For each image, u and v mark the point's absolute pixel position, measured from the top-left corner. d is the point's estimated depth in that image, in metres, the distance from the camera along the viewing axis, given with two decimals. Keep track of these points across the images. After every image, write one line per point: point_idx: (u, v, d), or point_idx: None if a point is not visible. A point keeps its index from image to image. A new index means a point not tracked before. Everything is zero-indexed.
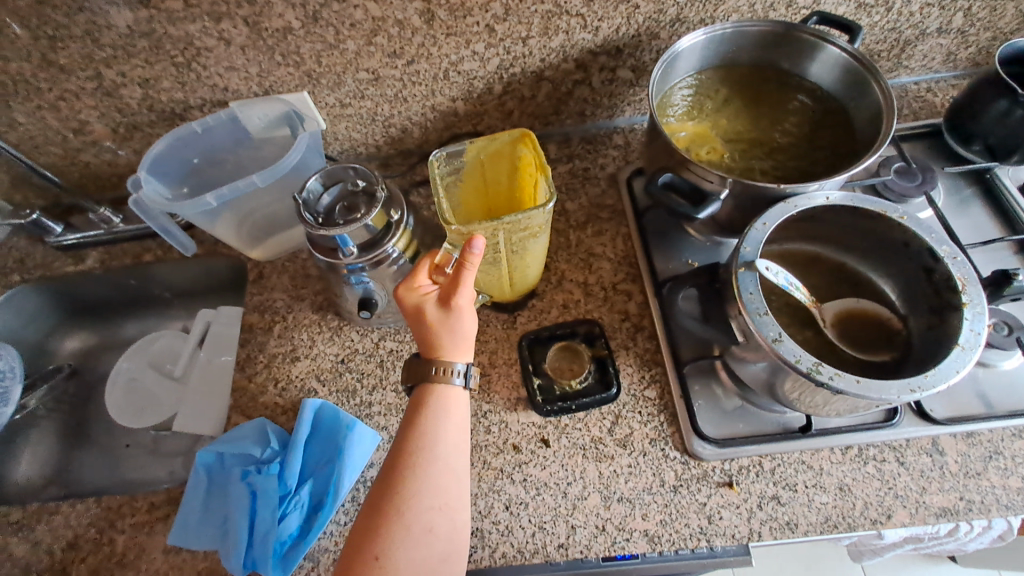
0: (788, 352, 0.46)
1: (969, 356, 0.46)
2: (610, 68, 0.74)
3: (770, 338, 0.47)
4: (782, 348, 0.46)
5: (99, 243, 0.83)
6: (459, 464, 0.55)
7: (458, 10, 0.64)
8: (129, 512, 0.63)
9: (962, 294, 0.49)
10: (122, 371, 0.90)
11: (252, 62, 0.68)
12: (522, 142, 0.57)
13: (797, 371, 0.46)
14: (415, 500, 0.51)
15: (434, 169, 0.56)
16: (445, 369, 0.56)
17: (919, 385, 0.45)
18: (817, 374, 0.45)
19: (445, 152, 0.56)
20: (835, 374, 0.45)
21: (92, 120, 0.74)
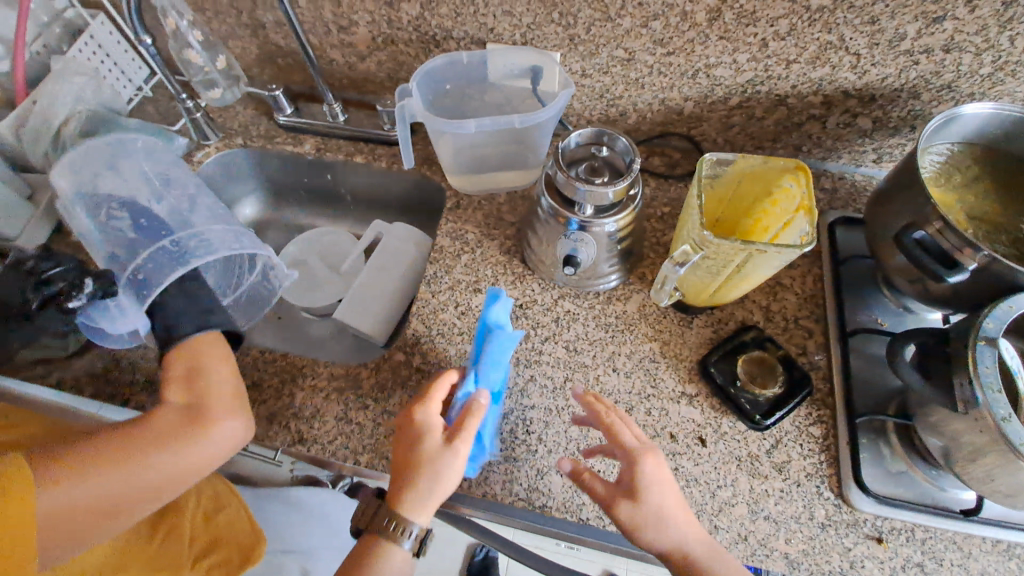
0: (1016, 434, 0.47)
1: None
2: (853, 113, 0.74)
3: (999, 415, 0.47)
4: (1010, 428, 0.47)
5: (317, 133, 0.90)
6: (447, 467, 0.56)
7: (745, 17, 0.66)
8: (310, 376, 0.69)
9: None
10: (290, 254, 0.97)
11: (530, 13, 0.72)
12: (795, 176, 0.54)
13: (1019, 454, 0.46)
14: (409, 485, 0.55)
15: (700, 168, 0.54)
16: (399, 528, 0.55)
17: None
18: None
19: (716, 157, 0.54)
20: None
21: (360, 23, 0.80)
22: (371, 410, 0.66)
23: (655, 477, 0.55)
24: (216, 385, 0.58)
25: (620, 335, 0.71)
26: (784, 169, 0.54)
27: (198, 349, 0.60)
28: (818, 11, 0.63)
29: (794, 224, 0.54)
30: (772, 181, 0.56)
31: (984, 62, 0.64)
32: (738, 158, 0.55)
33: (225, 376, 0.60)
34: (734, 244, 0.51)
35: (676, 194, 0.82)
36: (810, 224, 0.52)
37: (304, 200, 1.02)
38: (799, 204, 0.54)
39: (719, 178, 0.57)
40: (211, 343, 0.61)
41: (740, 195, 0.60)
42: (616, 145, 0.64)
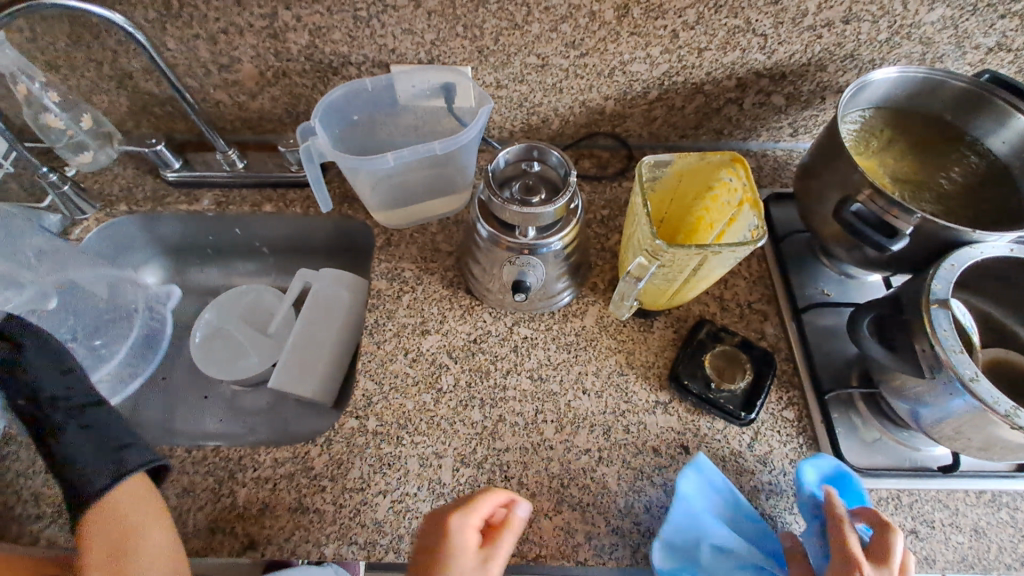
0: (986, 393, 0.47)
1: None
2: (767, 92, 0.75)
3: (967, 376, 0.48)
4: (980, 388, 0.47)
5: (214, 185, 0.81)
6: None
7: (653, 10, 0.64)
8: (252, 464, 0.61)
9: None
10: (206, 322, 0.86)
11: (432, 29, 0.67)
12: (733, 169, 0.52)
13: (994, 412, 0.47)
14: None
15: (639, 172, 0.52)
16: None
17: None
18: (1015, 417, 0.46)
19: (653, 160, 0.52)
20: None
21: (244, 59, 0.72)
22: (329, 489, 0.59)
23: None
24: (145, 557, 0.51)
25: (584, 353, 0.67)
26: (720, 162, 0.53)
27: (124, 513, 0.52)
28: None
29: (740, 217, 0.53)
30: (710, 175, 0.55)
31: (880, 30, 0.66)
32: (675, 157, 0.53)
33: (158, 544, 0.52)
34: (687, 249, 0.49)
35: (612, 196, 0.79)
36: (757, 217, 0.50)
37: (214, 259, 0.91)
38: (742, 198, 0.53)
39: (658, 179, 0.55)
40: (138, 488, 0.54)
41: (682, 193, 0.58)
42: (548, 159, 0.60)
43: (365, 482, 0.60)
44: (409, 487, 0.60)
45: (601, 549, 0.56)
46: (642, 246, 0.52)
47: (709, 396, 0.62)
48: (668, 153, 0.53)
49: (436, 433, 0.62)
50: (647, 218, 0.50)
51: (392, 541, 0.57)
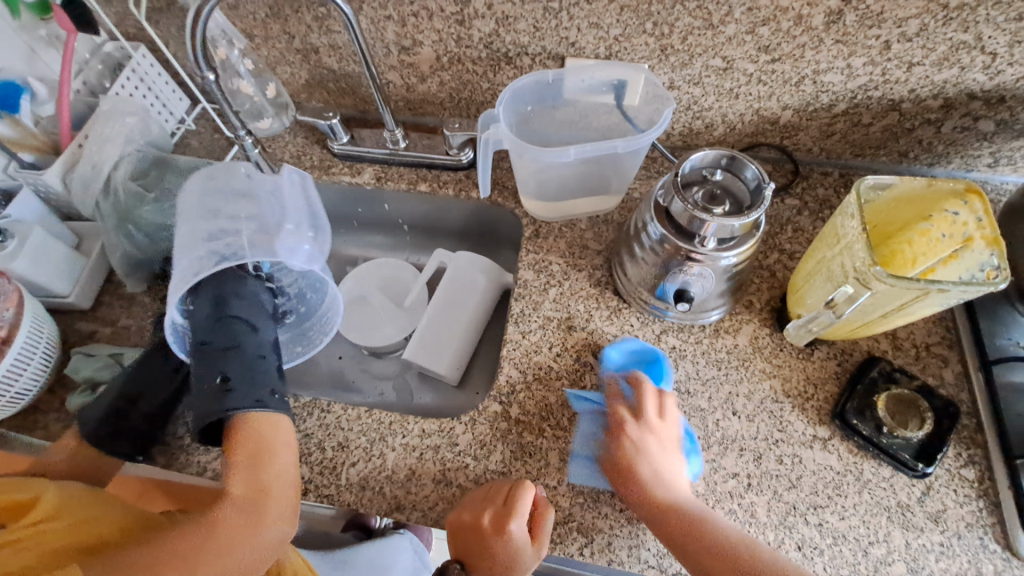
0: None
1: None
2: (975, 116, 0.67)
3: None
4: None
5: (375, 161, 0.85)
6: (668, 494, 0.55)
7: (869, 18, 0.60)
8: (401, 432, 0.63)
9: None
10: (347, 289, 0.91)
11: (620, 24, 0.66)
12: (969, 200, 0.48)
13: None
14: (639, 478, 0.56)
15: (856, 192, 0.49)
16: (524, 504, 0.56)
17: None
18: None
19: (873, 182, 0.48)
20: None
21: (425, 43, 0.74)
22: (472, 468, 0.61)
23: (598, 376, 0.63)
24: (280, 475, 0.53)
25: (735, 373, 0.64)
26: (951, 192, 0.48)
27: (268, 437, 0.54)
28: (957, 8, 0.57)
29: (967, 254, 0.48)
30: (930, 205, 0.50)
31: None
32: (896, 181, 0.50)
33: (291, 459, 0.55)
34: (911, 281, 0.45)
35: (774, 211, 0.75)
36: (998, 257, 0.46)
37: (358, 231, 0.96)
38: (976, 232, 0.48)
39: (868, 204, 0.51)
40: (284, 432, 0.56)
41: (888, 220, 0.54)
42: (743, 173, 0.58)
43: (506, 468, 0.61)
44: (548, 480, 0.60)
45: None
46: (847, 273, 0.49)
47: (882, 441, 0.58)
48: (890, 176, 0.50)
49: (577, 431, 0.62)
50: (865, 244, 0.47)
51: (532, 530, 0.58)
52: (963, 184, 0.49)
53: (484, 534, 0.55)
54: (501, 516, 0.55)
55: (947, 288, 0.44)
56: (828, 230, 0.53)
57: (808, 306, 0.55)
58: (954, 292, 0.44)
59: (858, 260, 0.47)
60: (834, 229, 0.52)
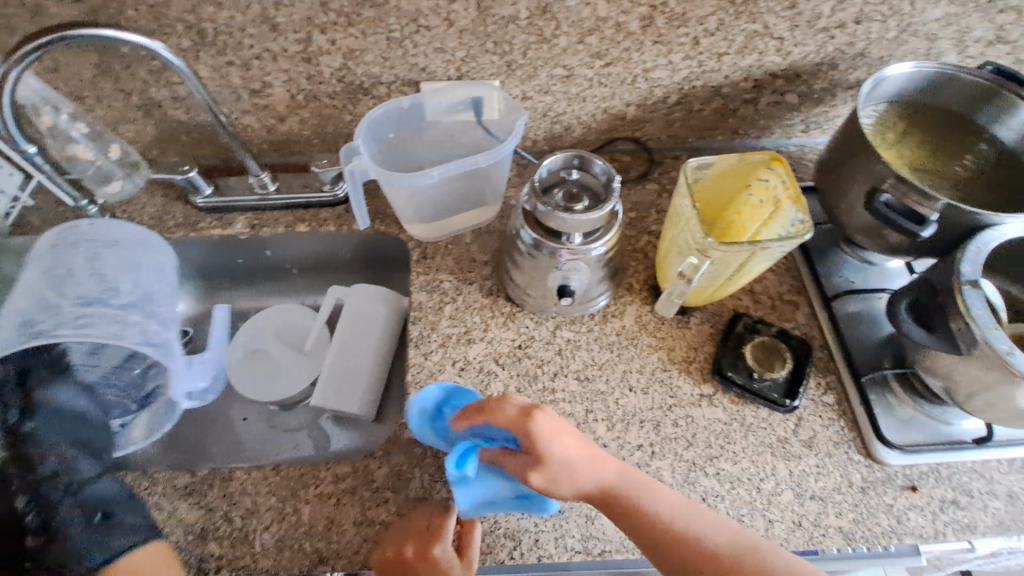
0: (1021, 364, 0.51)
1: None
2: (781, 91, 0.78)
3: (1003, 351, 0.51)
4: (1015, 360, 0.51)
5: (247, 208, 0.82)
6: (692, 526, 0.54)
7: (676, 19, 0.67)
8: (312, 482, 0.62)
9: None
10: (240, 343, 0.88)
11: (464, 46, 0.69)
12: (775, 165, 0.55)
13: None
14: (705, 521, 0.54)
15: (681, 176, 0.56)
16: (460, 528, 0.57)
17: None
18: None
19: (697, 162, 0.55)
20: None
21: (276, 84, 0.73)
22: (393, 500, 0.61)
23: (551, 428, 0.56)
24: None
25: (627, 351, 0.69)
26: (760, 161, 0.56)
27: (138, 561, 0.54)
28: (742, 4, 0.66)
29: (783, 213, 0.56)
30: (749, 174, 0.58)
31: (887, 29, 0.70)
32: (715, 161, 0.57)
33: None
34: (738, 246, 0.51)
35: (638, 198, 0.82)
36: (802, 211, 0.54)
37: (244, 283, 0.92)
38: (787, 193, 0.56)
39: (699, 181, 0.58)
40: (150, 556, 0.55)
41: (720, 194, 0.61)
42: (591, 168, 0.63)
43: (427, 492, 0.61)
44: None
45: None
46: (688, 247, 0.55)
47: (754, 387, 0.65)
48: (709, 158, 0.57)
49: None
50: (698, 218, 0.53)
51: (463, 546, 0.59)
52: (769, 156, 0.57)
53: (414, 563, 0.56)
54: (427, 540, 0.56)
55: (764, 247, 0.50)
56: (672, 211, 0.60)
57: (670, 279, 0.61)
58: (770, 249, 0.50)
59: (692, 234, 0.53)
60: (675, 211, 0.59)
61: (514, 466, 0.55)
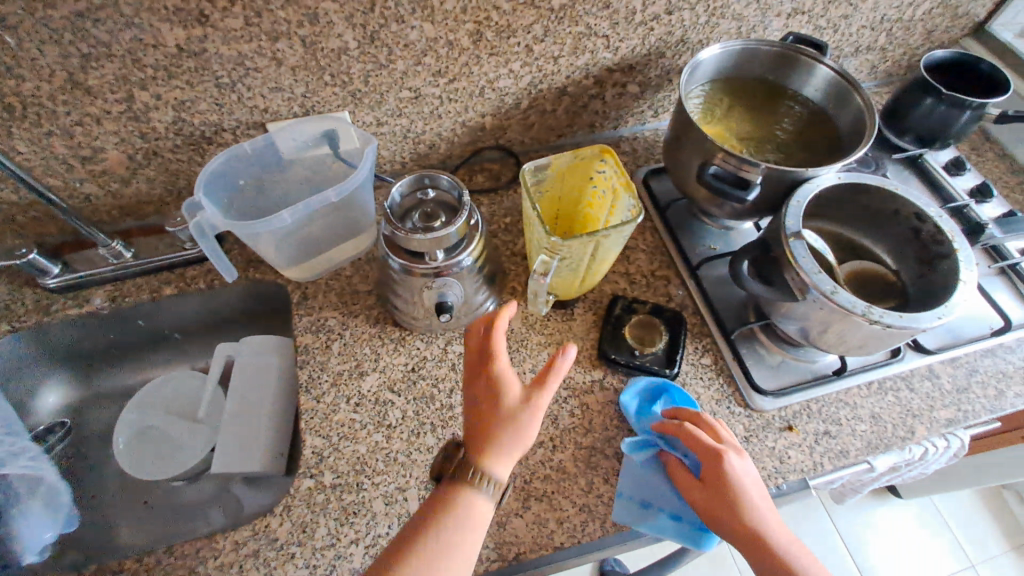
0: (845, 300, 0.56)
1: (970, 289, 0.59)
2: (622, 83, 0.83)
3: (828, 290, 0.57)
4: (839, 297, 0.56)
5: (105, 281, 0.77)
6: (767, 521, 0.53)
7: (504, 31, 0.69)
8: (211, 556, 0.59)
9: (953, 242, 0.62)
10: (129, 421, 0.82)
11: (300, 83, 0.68)
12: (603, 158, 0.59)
13: (855, 314, 0.56)
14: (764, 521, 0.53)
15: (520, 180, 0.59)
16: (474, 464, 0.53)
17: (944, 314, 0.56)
18: (869, 315, 0.56)
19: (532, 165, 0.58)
20: (882, 313, 0.56)
21: (108, 147, 0.69)
22: (300, 555, 0.59)
23: (744, 472, 0.55)
24: None
25: (518, 353, 0.71)
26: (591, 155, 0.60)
27: None
28: (561, 9, 0.69)
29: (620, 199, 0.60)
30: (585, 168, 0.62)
31: (699, 15, 0.76)
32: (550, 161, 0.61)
33: None
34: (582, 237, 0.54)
35: (511, 203, 0.85)
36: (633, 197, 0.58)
37: (122, 358, 0.85)
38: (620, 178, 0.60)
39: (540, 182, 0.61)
40: None
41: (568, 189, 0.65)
42: (441, 183, 0.64)
43: (335, 536, 0.60)
44: (380, 529, 0.60)
45: (573, 529, 0.60)
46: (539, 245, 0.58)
47: (636, 365, 0.68)
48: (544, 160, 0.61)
49: (395, 469, 0.63)
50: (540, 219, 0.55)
51: None
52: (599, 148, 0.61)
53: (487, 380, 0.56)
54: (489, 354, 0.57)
55: (603, 234, 0.54)
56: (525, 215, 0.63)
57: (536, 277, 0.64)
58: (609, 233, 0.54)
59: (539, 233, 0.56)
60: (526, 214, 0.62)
61: (687, 482, 0.58)
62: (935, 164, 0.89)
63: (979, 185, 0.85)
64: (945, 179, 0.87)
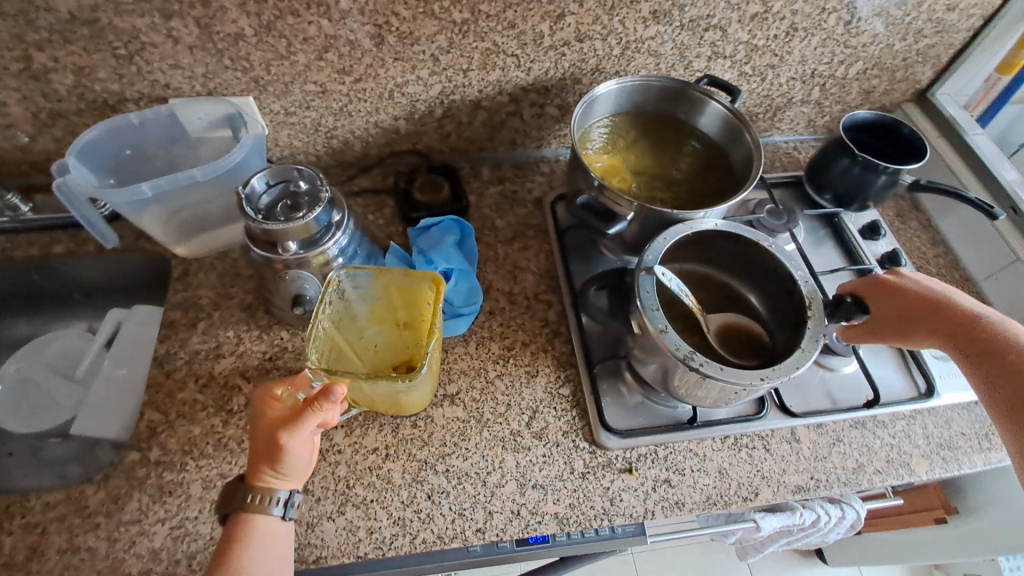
0: (670, 341, 0.56)
1: (808, 357, 0.57)
2: (539, 104, 0.83)
3: (658, 328, 0.56)
4: (666, 337, 0.56)
5: (0, 231, 0.78)
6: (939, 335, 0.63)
7: (406, 38, 0.71)
8: (19, 512, 0.58)
9: (809, 309, 0.60)
10: (16, 371, 0.85)
11: (199, 63, 0.69)
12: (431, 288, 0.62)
13: (676, 356, 0.55)
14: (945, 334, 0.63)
15: (330, 285, 0.61)
16: (265, 499, 0.53)
17: (768, 376, 0.55)
18: (690, 360, 0.55)
19: (352, 272, 0.62)
20: (704, 361, 0.55)
21: (10, 102, 0.71)
22: (105, 524, 0.58)
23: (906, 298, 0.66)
24: None
25: None
26: (424, 283, 0.63)
27: None
28: (463, 23, 0.70)
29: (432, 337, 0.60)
30: (420, 294, 0.64)
31: (612, 46, 0.76)
32: (375, 275, 0.63)
33: None
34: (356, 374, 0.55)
35: None
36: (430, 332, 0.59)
37: None
38: (434, 315, 0.61)
39: (367, 291, 0.64)
40: None
41: (403, 306, 0.65)
42: (306, 176, 0.65)
43: (144, 512, 0.59)
44: (189, 511, 0.59)
45: (381, 540, 0.59)
46: (325, 357, 0.59)
47: (422, 228, 0.78)
48: (368, 273, 0.63)
49: (222, 455, 0.63)
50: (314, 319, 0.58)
51: (169, 566, 0.57)
52: (430, 279, 0.63)
53: (262, 438, 0.54)
54: (266, 412, 0.55)
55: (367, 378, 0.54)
56: (342, 317, 0.64)
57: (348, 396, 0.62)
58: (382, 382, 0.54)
59: (317, 350, 0.58)
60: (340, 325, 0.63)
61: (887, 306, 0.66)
62: (853, 226, 0.87)
63: (890, 252, 0.84)
64: (857, 243, 0.85)
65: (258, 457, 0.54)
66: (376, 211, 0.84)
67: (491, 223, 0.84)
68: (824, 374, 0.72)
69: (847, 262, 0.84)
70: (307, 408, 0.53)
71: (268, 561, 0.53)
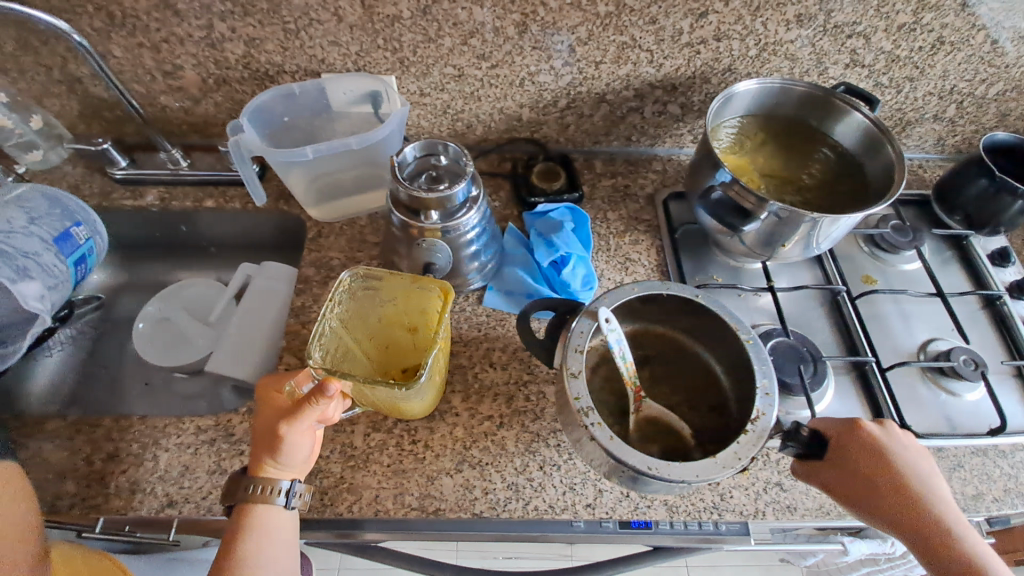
0: (574, 389, 0.55)
1: (716, 468, 0.51)
2: (663, 101, 0.84)
3: (571, 371, 0.56)
4: (573, 383, 0.56)
5: (160, 182, 0.87)
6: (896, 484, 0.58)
7: (548, 27, 0.73)
8: (175, 432, 0.65)
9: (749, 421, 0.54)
10: (153, 311, 0.91)
11: (356, 41, 0.75)
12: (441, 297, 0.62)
13: (573, 405, 0.55)
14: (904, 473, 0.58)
15: (340, 285, 0.62)
16: (267, 488, 0.56)
17: (657, 466, 0.52)
18: (584, 415, 0.54)
19: (359, 274, 0.63)
20: (597, 423, 0.54)
21: (186, 67, 0.78)
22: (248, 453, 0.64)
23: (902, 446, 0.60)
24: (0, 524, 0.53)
25: (495, 330, 0.73)
26: (432, 291, 0.63)
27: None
28: (606, 16, 0.72)
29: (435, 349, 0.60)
30: (427, 301, 0.64)
31: (749, 47, 0.76)
32: (385, 278, 0.63)
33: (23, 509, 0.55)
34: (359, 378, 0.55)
35: None
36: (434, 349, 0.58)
37: (160, 256, 0.96)
38: (439, 324, 0.61)
39: (375, 293, 0.65)
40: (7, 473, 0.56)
41: (411, 310, 0.66)
42: (450, 151, 0.69)
43: None
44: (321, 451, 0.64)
45: (496, 502, 0.61)
46: (332, 358, 0.60)
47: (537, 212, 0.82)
48: (379, 276, 0.63)
49: None
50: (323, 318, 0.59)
51: None
52: (439, 287, 0.62)
53: (264, 429, 0.57)
54: (271, 402, 0.58)
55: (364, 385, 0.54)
56: (352, 317, 0.65)
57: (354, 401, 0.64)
58: (379, 386, 0.54)
59: (322, 348, 0.59)
60: (351, 327, 0.64)
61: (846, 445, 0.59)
62: (982, 250, 0.83)
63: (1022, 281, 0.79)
64: (987, 267, 0.81)
65: (258, 447, 0.57)
66: (493, 194, 0.87)
67: (604, 214, 0.85)
68: (945, 398, 0.70)
69: (973, 286, 0.81)
70: (304, 404, 0.55)
71: (270, 547, 0.55)
